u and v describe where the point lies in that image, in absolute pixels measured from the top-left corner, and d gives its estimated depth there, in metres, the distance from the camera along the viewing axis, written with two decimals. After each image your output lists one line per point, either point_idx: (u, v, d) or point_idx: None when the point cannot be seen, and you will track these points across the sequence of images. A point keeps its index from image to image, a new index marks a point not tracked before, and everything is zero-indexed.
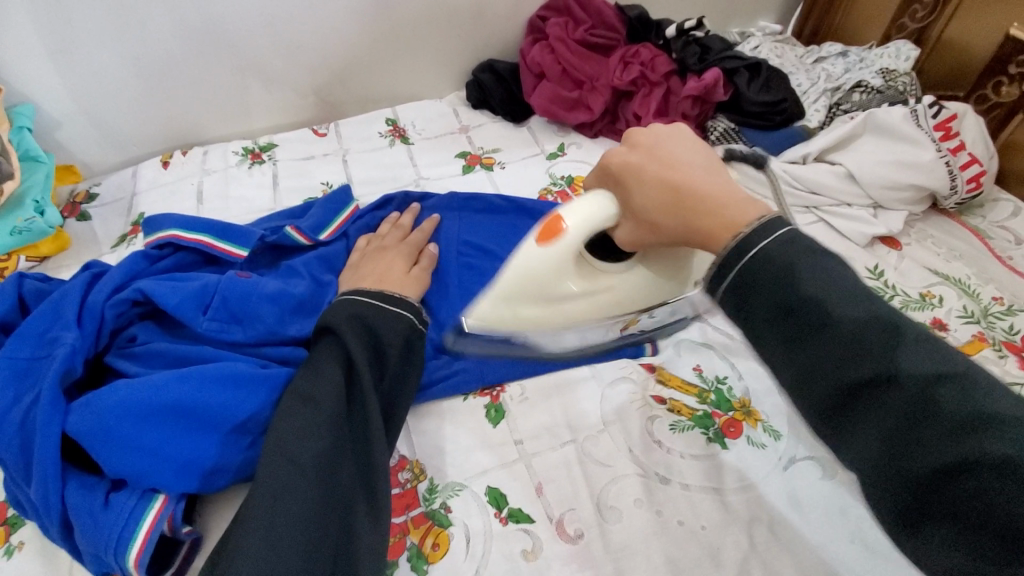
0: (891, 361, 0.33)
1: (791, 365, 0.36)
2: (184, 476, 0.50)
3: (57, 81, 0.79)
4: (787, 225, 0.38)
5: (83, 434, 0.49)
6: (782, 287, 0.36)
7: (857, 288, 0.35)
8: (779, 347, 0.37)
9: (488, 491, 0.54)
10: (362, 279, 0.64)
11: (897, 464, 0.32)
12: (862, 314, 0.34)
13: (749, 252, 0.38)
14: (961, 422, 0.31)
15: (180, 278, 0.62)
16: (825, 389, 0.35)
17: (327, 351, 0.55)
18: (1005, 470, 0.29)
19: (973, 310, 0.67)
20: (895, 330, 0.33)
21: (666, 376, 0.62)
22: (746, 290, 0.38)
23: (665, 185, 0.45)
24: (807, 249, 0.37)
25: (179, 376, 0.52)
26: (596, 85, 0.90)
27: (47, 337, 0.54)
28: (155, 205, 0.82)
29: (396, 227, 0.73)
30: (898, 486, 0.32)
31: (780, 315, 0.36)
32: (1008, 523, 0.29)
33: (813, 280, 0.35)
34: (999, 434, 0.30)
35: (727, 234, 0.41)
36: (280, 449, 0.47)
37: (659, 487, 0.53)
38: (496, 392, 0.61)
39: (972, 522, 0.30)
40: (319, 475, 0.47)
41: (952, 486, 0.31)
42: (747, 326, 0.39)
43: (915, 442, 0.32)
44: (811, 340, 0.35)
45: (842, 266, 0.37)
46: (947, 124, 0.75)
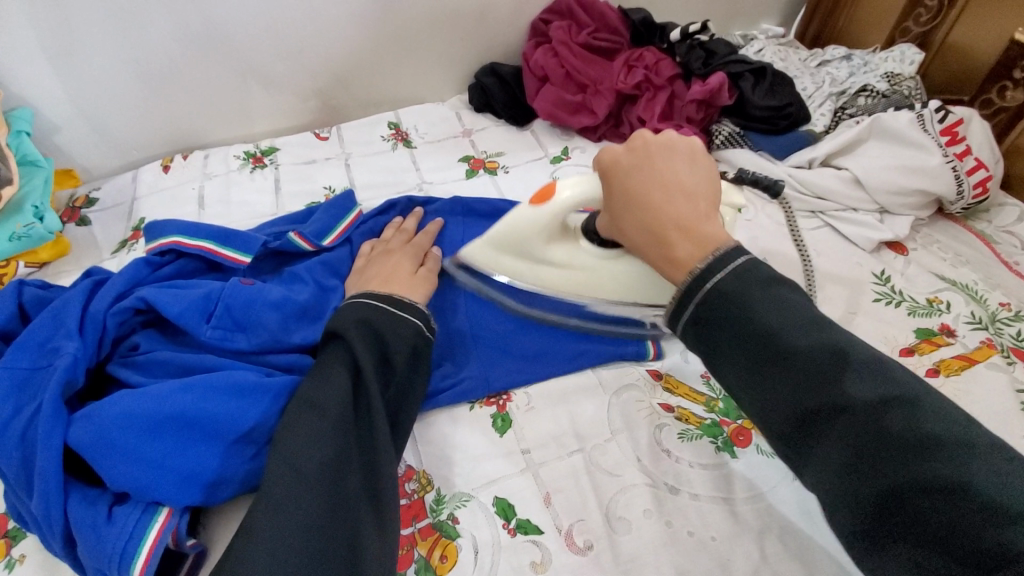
0: (840, 387, 0.37)
1: (755, 390, 0.40)
2: (187, 488, 0.49)
3: (56, 85, 0.78)
4: (744, 256, 0.43)
5: (85, 447, 0.48)
6: (738, 319, 0.41)
7: (809, 317, 0.40)
8: (742, 376, 0.41)
9: (496, 501, 0.53)
10: (367, 280, 0.64)
11: (852, 485, 0.36)
12: (814, 342, 0.38)
13: (708, 283, 0.43)
14: (906, 444, 0.34)
15: (183, 285, 0.61)
16: (785, 415, 0.39)
17: (333, 356, 0.54)
18: (944, 485, 0.33)
19: (981, 316, 0.67)
20: (844, 357, 0.37)
21: (673, 383, 0.62)
22: (708, 322, 0.43)
23: (643, 200, 0.48)
24: (762, 280, 0.42)
25: (182, 386, 0.51)
26: (600, 88, 0.89)
27: (47, 347, 0.53)
28: (156, 209, 0.81)
29: (401, 231, 0.73)
30: (855, 507, 0.36)
31: (741, 345, 0.41)
32: (952, 539, 0.32)
33: (768, 312, 0.40)
34: (939, 454, 0.33)
35: (682, 271, 0.45)
36: (284, 457, 0.47)
37: (669, 497, 0.53)
38: (502, 402, 0.61)
39: (922, 539, 0.33)
40: (324, 482, 0.46)
41: (900, 504, 0.34)
42: (711, 356, 0.43)
43: (867, 464, 0.35)
44: (770, 368, 0.39)
45: (795, 294, 0.41)
46: (953, 128, 0.75)
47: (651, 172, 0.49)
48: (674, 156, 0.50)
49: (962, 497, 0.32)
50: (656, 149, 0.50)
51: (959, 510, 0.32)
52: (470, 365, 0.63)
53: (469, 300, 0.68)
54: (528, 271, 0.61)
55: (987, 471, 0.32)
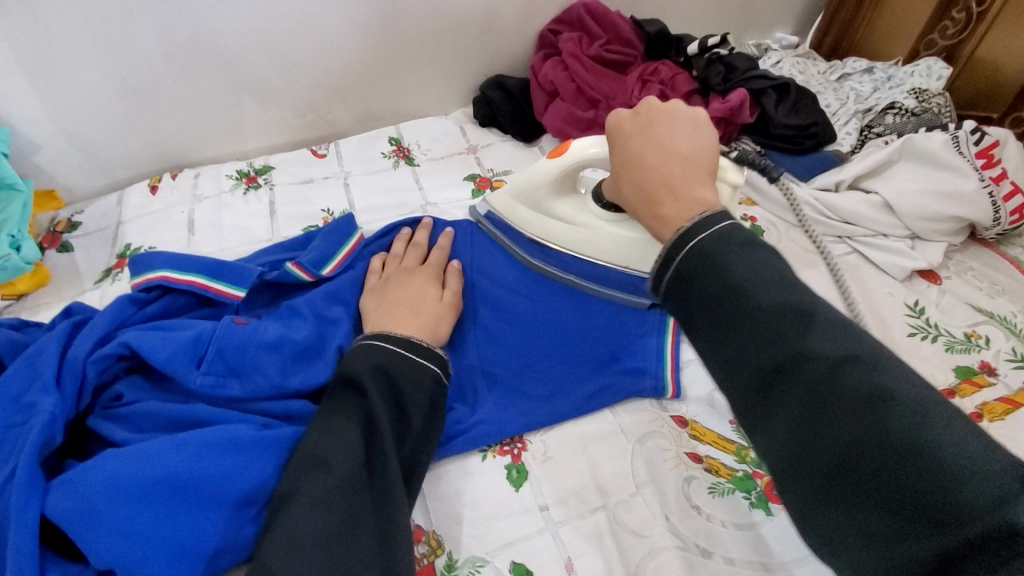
0: (804, 343, 0.34)
1: (716, 349, 0.37)
2: (179, 563, 0.44)
3: (34, 103, 0.73)
4: (728, 220, 0.40)
5: (64, 518, 0.43)
6: (708, 275, 0.38)
7: (778, 273, 0.37)
8: (706, 335, 0.38)
9: (513, 566, 0.49)
10: (394, 307, 0.60)
11: (808, 444, 0.33)
12: (782, 299, 0.35)
13: (687, 245, 0.39)
14: (868, 400, 0.31)
15: (170, 327, 0.56)
16: (743, 374, 0.36)
17: (347, 405, 0.50)
18: (903, 444, 0.30)
19: (1023, 353, 0.63)
20: (809, 313, 0.35)
21: (700, 431, 0.58)
22: (681, 281, 0.39)
23: (638, 161, 0.46)
24: (738, 240, 0.39)
25: (176, 443, 0.47)
26: (613, 104, 0.85)
27: (23, 402, 0.49)
28: (143, 235, 0.76)
29: (413, 245, 0.69)
30: (808, 469, 0.33)
31: (707, 302, 0.37)
32: (907, 503, 0.29)
33: (740, 268, 0.37)
34: (900, 413, 0.31)
35: (669, 229, 0.42)
36: (287, 531, 0.42)
37: (701, 561, 0.49)
38: (517, 451, 0.56)
39: (876, 500, 0.30)
40: (330, 560, 0.42)
41: (855, 466, 0.31)
42: (680, 314, 0.40)
43: (824, 424, 0.32)
44: (733, 326, 0.36)
45: (768, 254, 0.38)
46: (989, 151, 0.71)
47: (648, 132, 0.47)
48: (698, 146, 0.46)
49: (920, 456, 0.29)
50: (658, 115, 0.48)
51: (916, 470, 0.29)
52: (483, 405, 0.58)
53: (482, 262, 0.69)
54: (537, 221, 0.68)
55: (946, 430, 0.30)
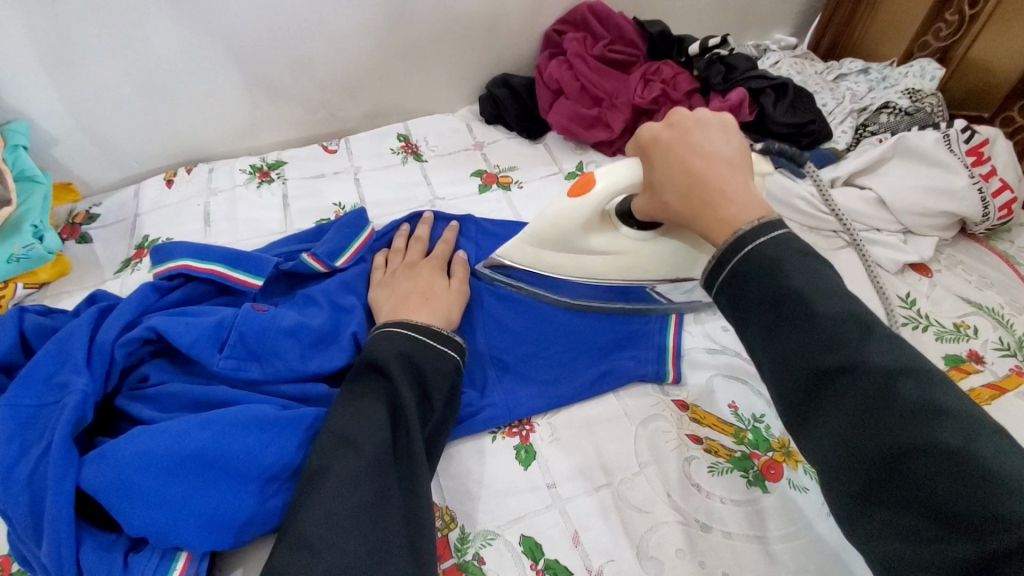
0: (860, 351, 0.35)
1: (767, 352, 0.39)
2: (209, 532, 0.47)
3: (55, 98, 0.75)
4: (785, 228, 0.41)
5: (99, 491, 0.45)
6: (767, 279, 0.39)
7: (833, 286, 0.38)
8: (758, 336, 0.39)
9: (523, 540, 0.52)
10: (406, 297, 0.62)
11: (854, 445, 0.35)
12: (840, 311, 0.37)
13: (746, 248, 0.41)
14: (917, 408, 0.33)
15: (193, 313, 0.59)
16: (795, 377, 0.37)
17: (369, 388, 0.53)
18: (949, 452, 0.31)
19: (1009, 342, 0.66)
20: (865, 327, 0.36)
21: (700, 414, 0.60)
22: (739, 284, 0.41)
23: (682, 166, 0.46)
24: (797, 250, 0.40)
25: (201, 422, 0.49)
26: (616, 103, 0.88)
27: (53, 382, 0.51)
28: (160, 226, 0.78)
29: (414, 241, 0.71)
30: (851, 469, 0.35)
31: (763, 307, 0.39)
32: (945, 507, 0.31)
33: (798, 277, 0.38)
34: (949, 422, 0.32)
35: (724, 232, 0.43)
36: (321, 501, 0.45)
37: (701, 535, 0.51)
38: (525, 432, 0.59)
39: (918, 503, 0.32)
40: (362, 528, 0.45)
41: (899, 469, 0.33)
42: (732, 318, 0.42)
43: (873, 427, 0.34)
44: (788, 331, 0.38)
45: (824, 266, 0.39)
46: (979, 148, 0.74)
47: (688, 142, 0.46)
48: (707, 133, 0.47)
49: (963, 465, 0.31)
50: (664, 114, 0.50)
51: (959, 478, 0.31)
52: (492, 389, 0.61)
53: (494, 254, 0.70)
54: (563, 262, 0.61)
55: (992, 445, 0.31)
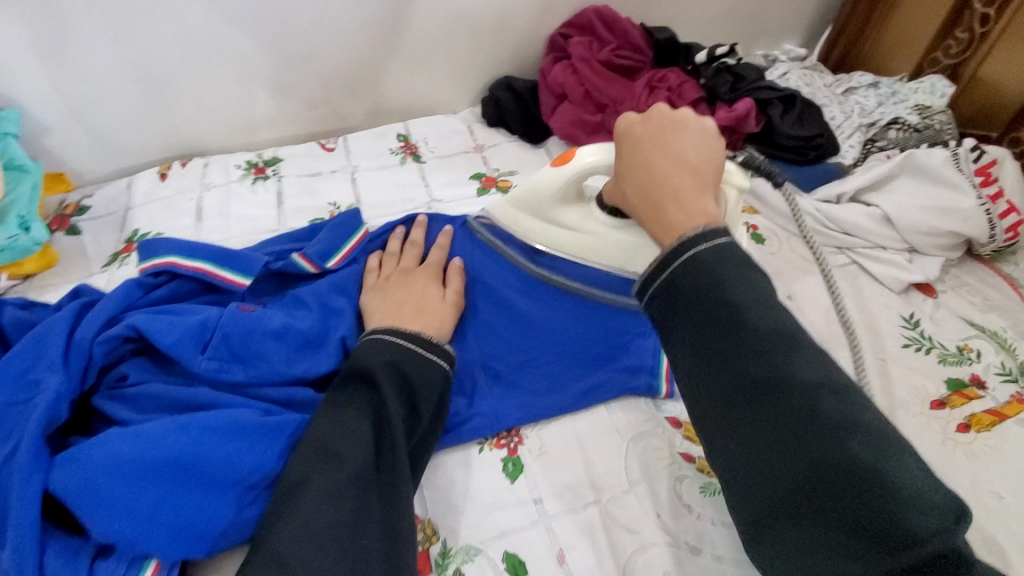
0: (788, 365, 0.35)
1: (696, 361, 0.38)
2: (181, 540, 0.45)
3: (49, 86, 0.73)
4: (729, 238, 0.40)
5: (67, 494, 0.44)
6: (703, 285, 0.38)
7: (766, 294, 0.38)
8: (685, 343, 0.38)
9: (505, 556, 0.50)
10: (399, 306, 0.61)
11: (775, 460, 0.34)
12: (770, 322, 0.36)
13: (687, 256, 0.40)
14: (836, 426, 0.33)
15: (178, 311, 0.57)
16: (720, 387, 0.37)
17: (355, 396, 0.52)
18: (867, 471, 0.32)
19: (1011, 368, 0.65)
20: (792, 340, 0.36)
21: (693, 432, 0.59)
22: (673, 290, 0.39)
23: (646, 165, 0.46)
24: (736, 257, 0.39)
25: (178, 426, 0.47)
26: (620, 109, 0.86)
27: (28, 379, 0.49)
28: (152, 221, 0.77)
29: (410, 245, 0.69)
30: (770, 484, 0.35)
31: (697, 314, 0.38)
32: (857, 524, 0.32)
33: (736, 286, 0.37)
34: (866, 441, 0.33)
35: (671, 236, 0.42)
36: (299, 515, 0.44)
37: (690, 558, 0.50)
38: (513, 444, 0.58)
39: (831, 520, 0.32)
40: (339, 543, 0.44)
41: (815, 485, 0.33)
42: (664, 323, 0.40)
43: (795, 444, 0.34)
44: (720, 339, 0.37)
45: (760, 276, 0.39)
46: (987, 169, 0.73)
47: (658, 144, 0.46)
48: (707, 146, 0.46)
49: (880, 483, 0.31)
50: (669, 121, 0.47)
51: (872, 497, 0.31)
52: (481, 398, 0.60)
53: (483, 256, 0.68)
54: (537, 229, 0.61)
55: (902, 463, 0.32)
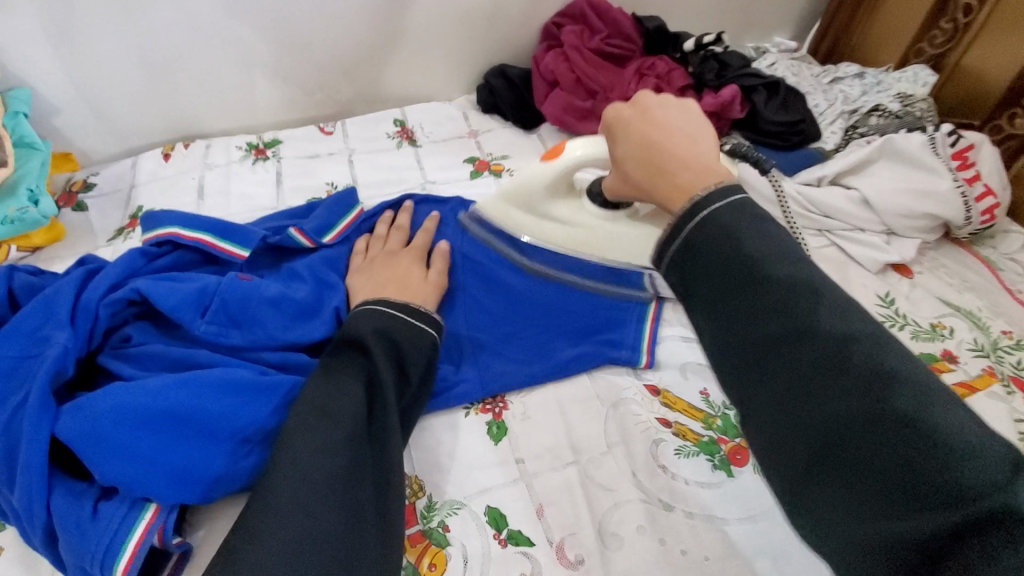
0: (810, 317, 0.33)
1: (716, 321, 0.37)
2: (180, 486, 0.48)
3: (57, 68, 0.76)
4: (742, 192, 0.39)
5: (73, 440, 0.46)
6: (719, 242, 0.37)
7: (788, 248, 0.36)
8: (704, 305, 0.37)
9: (488, 510, 0.53)
10: (382, 285, 0.63)
11: (802, 417, 0.33)
12: (791, 274, 0.34)
13: (700, 213, 0.38)
14: (867, 377, 0.31)
15: (179, 278, 0.60)
16: (743, 346, 0.35)
17: (347, 362, 0.54)
18: (903, 420, 0.29)
19: (983, 344, 0.67)
20: (816, 291, 0.34)
21: (670, 399, 0.61)
22: (687, 251, 0.38)
23: (643, 139, 0.46)
24: (753, 212, 0.38)
25: (178, 381, 0.50)
26: (610, 96, 0.88)
27: (37, 336, 0.52)
28: (155, 198, 0.80)
29: (396, 229, 0.72)
30: (799, 443, 0.33)
31: (713, 273, 0.37)
32: (895, 479, 0.29)
33: (753, 241, 0.36)
34: (903, 391, 0.30)
35: (682, 199, 0.41)
36: (298, 467, 0.46)
37: (663, 514, 0.53)
38: (498, 409, 0.60)
39: (868, 476, 0.30)
40: (338, 492, 0.47)
41: (848, 441, 0.31)
42: (684, 287, 0.39)
43: (822, 398, 0.32)
44: (738, 297, 0.35)
45: (781, 230, 0.37)
46: (964, 153, 0.74)
47: (650, 120, 0.46)
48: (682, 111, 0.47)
49: (918, 433, 0.29)
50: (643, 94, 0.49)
51: (912, 449, 0.29)
52: (467, 364, 0.62)
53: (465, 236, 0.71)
54: (530, 225, 0.65)
55: (947, 412, 0.29)
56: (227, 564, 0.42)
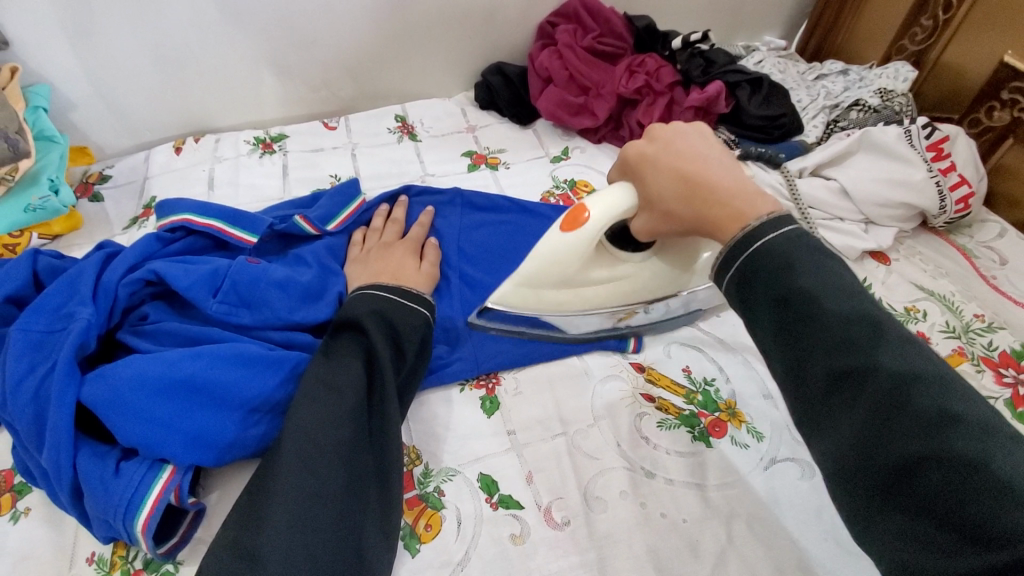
0: (873, 355, 0.33)
1: (779, 350, 0.37)
2: (195, 450, 0.51)
3: (75, 66, 0.81)
4: (796, 223, 0.39)
5: (97, 405, 0.50)
6: (779, 275, 0.37)
7: (848, 283, 0.36)
8: (768, 334, 0.38)
9: (480, 477, 0.57)
10: (376, 275, 0.67)
11: (863, 452, 0.33)
12: (851, 309, 0.35)
13: (757, 243, 0.39)
14: (930, 417, 0.31)
15: (192, 261, 0.64)
16: (805, 380, 0.35)
17: (347, 340, 0.58)
18: (965, 462, 0.29)
19: (954, 326, 0.70)
20: (879, 327, 0.34)
21: (656, 376, 0.65)
22: (749, 279, 0.39)
23: (673, 170, 0.47)
24: (810, 244, 0.38)
25: (192, 353, 0.54)
26: (601, 92, 0.92)
27: (62, 312, 0.56)
28: (167, 189, 0.84)
29: (392, 221, 0.76)
30: (860, 478, 0.33)
31: (773, 305, 0.37)
32: (960, 517, 0.29)
33: (812, 276, 0.36)
34: (964, 432, 0.30)
35: (734, 226, 0.42)
36: (304, 432, 0.50)
37: (644, 480, 0.56)
38: (491, 386, 0.64)
39: (931, 514, 0.30)
40: (341, 456, 0.50)
41: (911, 477, 0.31)
42: (745, 315, 0.40)
43: (884, 435, 0.32)
44: (799, 330, 0.36)
45: (839, 264, 0.37)
46: (939, 145, 0.78)
47: (678, 151, 0.47)
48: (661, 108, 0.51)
49: (981, 475, 0.29)
50: None
51: (975, 491, 0.29)
52: (462, 344, 0.66)
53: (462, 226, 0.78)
54: (565, 297, 0.59)
55: (1011, 455, 0.29)
56: (253, 523, 0.46)
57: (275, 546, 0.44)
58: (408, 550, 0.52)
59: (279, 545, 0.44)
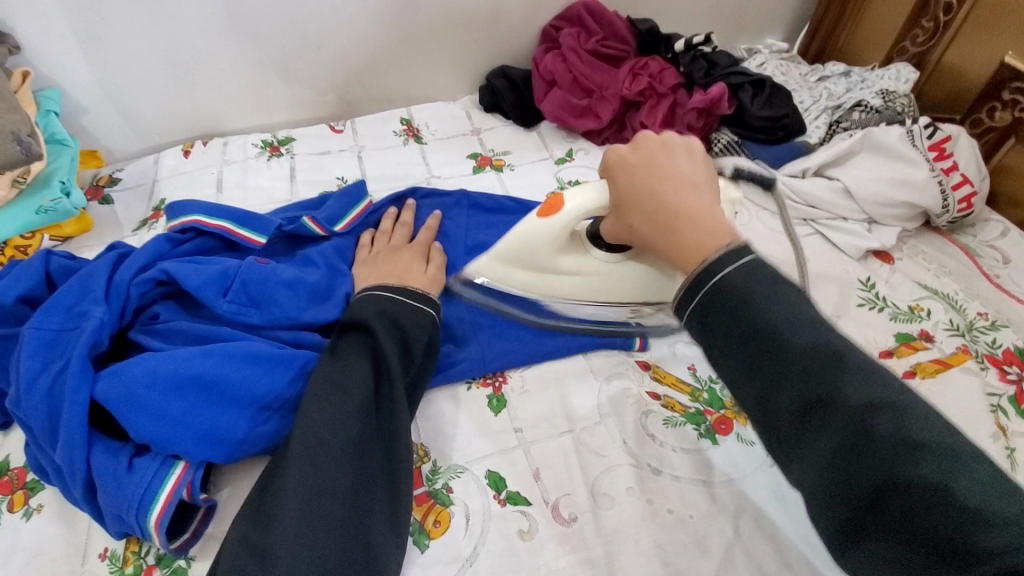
0: (835, 387, 0.35)
1: (748, 384, 0.39)
2: (206, 446, 0.52)
3: (86, 70, 0.82)
4: (752, 254, 0.41)
5: (110, 401, 0.51)
6: (738, 309, 0.39)
7: (806, 314, 0.38)
8: (733, 369, 0.40)
9: (488, 474, 0.57)
10: (384, 277, 0.67)
11: (836, 481, 0.35)
12: (810, 341, 0.37)
13: (713, 278, 0.41)
14: (896, 445, 0.32)
15: (203, 261, 0.65)
16: (776, 411, 0.37)
17: (356, 340, 0.59)
18: (929, 488, 0.31)
19: (959, 324, 0.70)
20: (838, 359, 0.36)
21: (660, 373, 0.66)
22: (710, 314, 0.41)
23: (649, 191, 0.47)
24: (765, 275, 0.40)
25: (203, 351, 0.54)
26: (605, 94, 0.93)
27: (75, 311, 0.56)
28: (176, 192, 0.85)
29: (400, 224, 0.76)
30: (836, 506, 0.35)
31: (737, 339, 0.39)
32: (930, 540, 0.31)
33: (769, 310, 0.38)
34: (928, 458, 0.32)
35: (693, 259, 0.43)
36: (312, 431, 0.51)
37: (651, 477, 0.57)
38: (498, 383, 0.64)
39: (905, 538, 0.32)
40: (349, 456, 0.50)
41: (883, 504, 0.33)
42: (710, 350, 0.41)
43: (854, 464, 0.34)
44: (762, 363, 0.38)
45: (796, 292, 0.39)
46: (941, 145, 0.78)
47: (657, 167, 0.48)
48: None
49: (947, 500, 0.31)
50: None
51: (945, 515, 0.31)
52: (468, 344, 0.67)
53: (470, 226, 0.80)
54: (534, 281, 0.62)
55: (973, 478, 0.31)
56: (264, 522, 0.46)
57: (283, 543, 0.45)
58: (417, 546, 0.52)
59: (288, 542, 0.45)
